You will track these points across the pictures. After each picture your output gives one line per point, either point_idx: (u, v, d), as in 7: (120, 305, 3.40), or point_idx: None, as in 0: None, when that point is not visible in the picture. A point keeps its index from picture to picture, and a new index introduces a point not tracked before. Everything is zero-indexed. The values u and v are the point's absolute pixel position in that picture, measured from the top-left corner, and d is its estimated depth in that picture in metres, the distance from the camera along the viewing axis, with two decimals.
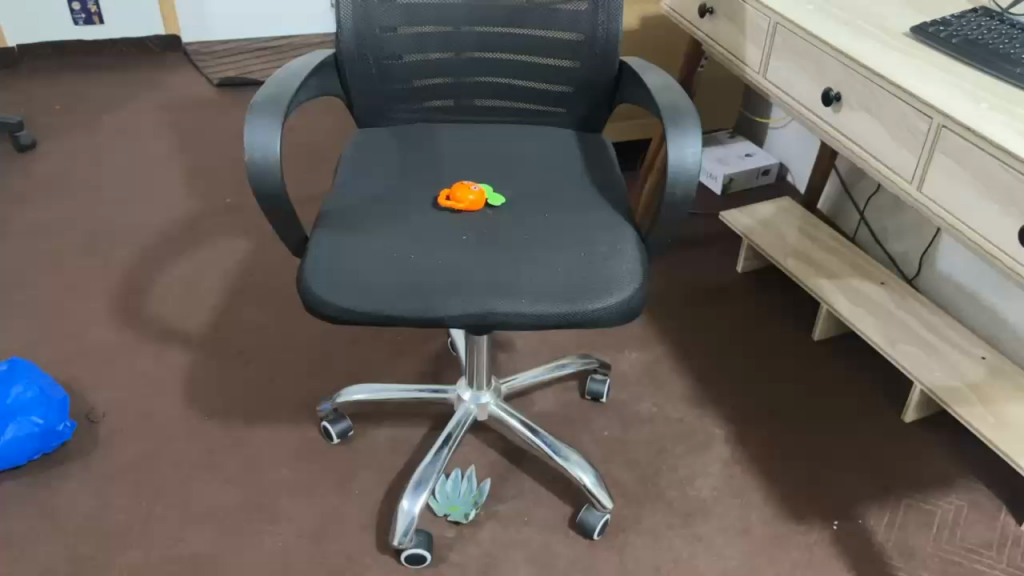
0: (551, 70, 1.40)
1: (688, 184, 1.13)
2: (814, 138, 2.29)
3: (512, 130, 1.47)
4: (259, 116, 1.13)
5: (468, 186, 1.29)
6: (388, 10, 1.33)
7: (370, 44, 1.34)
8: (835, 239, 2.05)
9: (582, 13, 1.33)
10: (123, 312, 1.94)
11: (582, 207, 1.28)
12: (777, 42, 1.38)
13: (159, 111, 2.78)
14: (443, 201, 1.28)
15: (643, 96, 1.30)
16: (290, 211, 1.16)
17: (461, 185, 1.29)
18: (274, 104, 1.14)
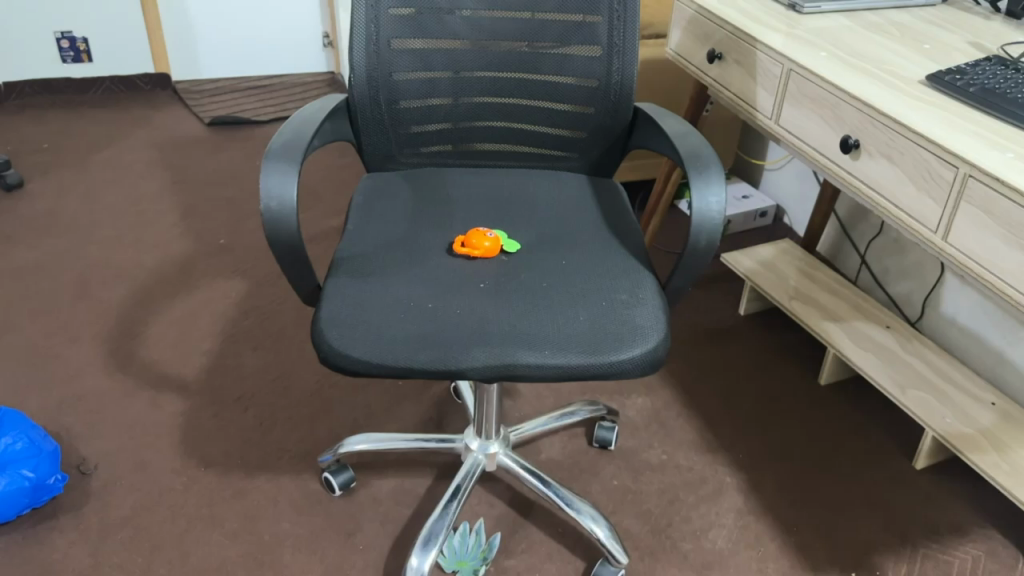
0: (564, 116, 1.38)
1: (712, 232, 1.12)
2: (812, 179, 2.30)
3: (523, 175, 1.44)
4: (275, 163, 1.10)
5: (483, 233, 1.26)
6: (400, 56, 1.31)
7: (381, 89, 1.32)
8: (837, 282, 2.05)
9: (597, 58, 1.32)
10: (115, 357, 1.89)
11: (601, 254, 1.25)
12: (791, 89, 1.38)
13: (149, 150, 2.74)
14: (458, 248, 1.25)
15: (660, 142, 1.29)
16: (304, 259, 1.12)
17: (476, 232, 1.26)
18: (289, 151, 1.11)
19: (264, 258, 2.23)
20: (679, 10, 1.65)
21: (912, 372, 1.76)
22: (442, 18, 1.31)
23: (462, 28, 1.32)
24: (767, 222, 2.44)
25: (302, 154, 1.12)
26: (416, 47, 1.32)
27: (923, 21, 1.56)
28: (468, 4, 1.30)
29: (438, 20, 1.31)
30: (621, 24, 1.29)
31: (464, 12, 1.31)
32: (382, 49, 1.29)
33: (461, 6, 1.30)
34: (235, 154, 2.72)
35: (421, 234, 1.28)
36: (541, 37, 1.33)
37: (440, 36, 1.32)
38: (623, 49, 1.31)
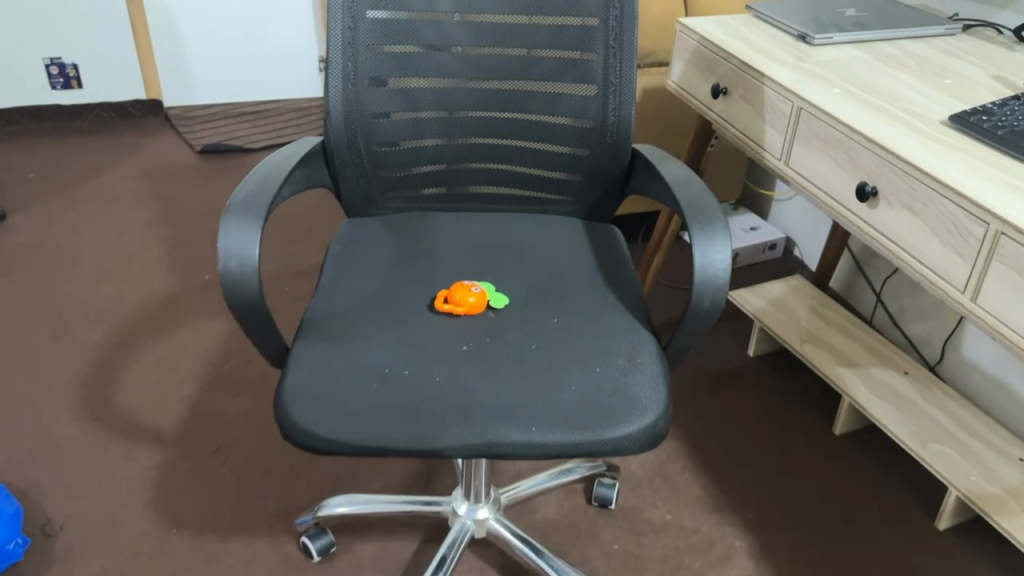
0: (557, 158, 1.29)
1: (716, 292, 1.02)
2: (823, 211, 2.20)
3: (514, 220, 1.35)
4: (236, 218, 1.00)
5: (467, 286, 1.16)
6: (381, 95, 1.23)
7: (360, 131, 1.23)
8: (851, 321, 1.94)
9: (591, 97, 1.23)
10: (89, 404, 1.79)
11: (595, 312, 1.15)
12: (802, 129, 1.28)
13: (138, 178, 2.66)
14: (440, 305, 1.15)
15: (659, 188, 1.19)
16: (269, 321, 1.03)
17: (459, 286, 1.16)
18: (253, 204, 1.02)
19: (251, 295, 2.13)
20: (682, 40, 1.56)
21: (933, 424, 1.65)
22: (426, 55, 1.23)
23: (447, 65, 1.24)
24: (776, 255, 2.34)
25: (266, 207, 1.03)
26: (398, 85, 1.23)
27: (942, 52, 1.46)
28: (453, 40, 1.22)
29: (421, 56, 1.23)
30: (616, 61, 1.20)
31: (449, 48, 1.23)
32: (360, 88, 1.21)
33: (445, 42, 1.22)
34: (225, 183, 2.63)
35: (401, 288, 1.18)
36: (531, 75, 1.24)
37: (424, 73, 1.24)
38: (619, 88, 1.22)
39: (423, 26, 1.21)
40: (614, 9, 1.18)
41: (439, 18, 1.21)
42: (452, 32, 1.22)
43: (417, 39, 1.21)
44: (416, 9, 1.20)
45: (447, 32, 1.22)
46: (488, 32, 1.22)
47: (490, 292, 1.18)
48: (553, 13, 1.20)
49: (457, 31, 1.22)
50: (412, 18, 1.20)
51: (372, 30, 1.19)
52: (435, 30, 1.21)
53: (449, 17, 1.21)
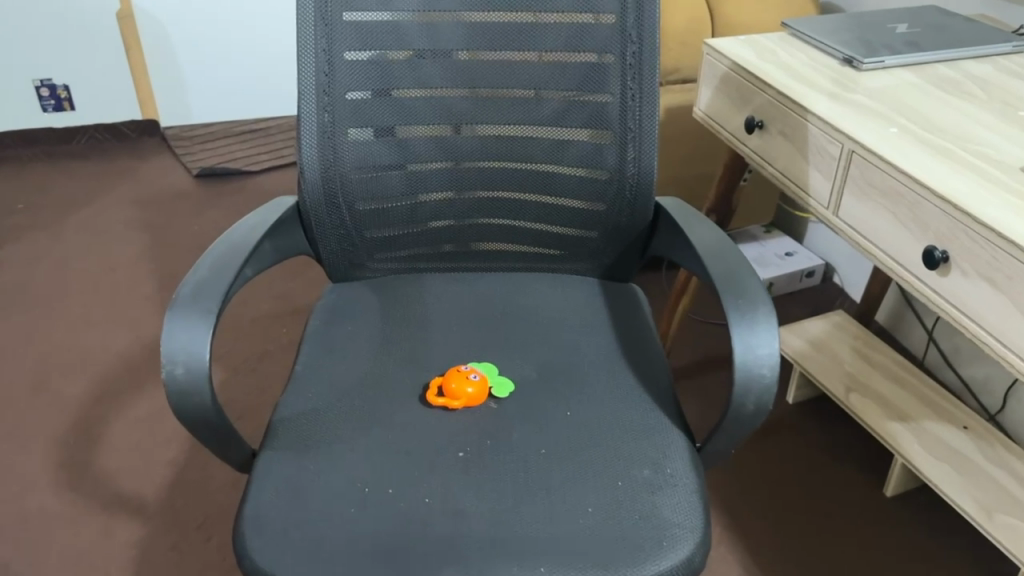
0: (570, 213, 1.12)
1: (762, 394, 0.84)
2: None
3: (521, 280, 1.18)
4: (184, 314, 0.85)
5: (465, 372, 0.99)
6: (364, 146, 1.06)
7: (342, 188, 1.07)
8: (901, 364, 1.75)
9: (606, 146, 1.06)
10: (66, 469, 1.65)
11: (614, 401, 0.98)
12: (855, 175, 1.10)
13: (131, 206, 2.51)
14: (437, 398, 0.97)
15: (687, 252, 1.02)
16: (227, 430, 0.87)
17: (453, 372, 1.00)
18: (205, 294, 0.86)
19: (245, 338, 1.98)
20: (709, 65, 1.38)
21: (999, 489, 1.46)
22: (417, 99, 1.06)
23: (441, 109, 1.07)
24: (814, 283, 2.15)
25: (222, 297, 0.87)
26: (383, 134, 1.07)
27: (1012, 76, 1.27)
28: (448, 80, 1.06)
29: (411, 100, 1.06)
30: (636, 104, 1.03)
31: (443, 90, 1.06)
32: (340, 140, 1.05)
33: (439, 83, 1.06)
34: (223, 211, 2.49)
35: (389, 373, 1.01)
36: (538, 120, 1.07)
37: (415, 120, 1.07)
38: (640, 134, 1.04)
39: (412, 65, 1.04)
40: (633, 43, 1.01)
41: (430, 56, 1.04)
42: (446, 72, 1.05)
43: (405, 81, 1.05)
44: (404, 47, 1.03)
45: (440, 72, 1.05)
46: (488, 71, 1.05)
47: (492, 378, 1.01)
48: (563, 48, 1.03)
49: (452, 71, 1.05)
50: (400, 57, 1.03)
51: (352, 73, 1.02)
52: (426, 70, 1.05)
53: (442, 54, 1.04)
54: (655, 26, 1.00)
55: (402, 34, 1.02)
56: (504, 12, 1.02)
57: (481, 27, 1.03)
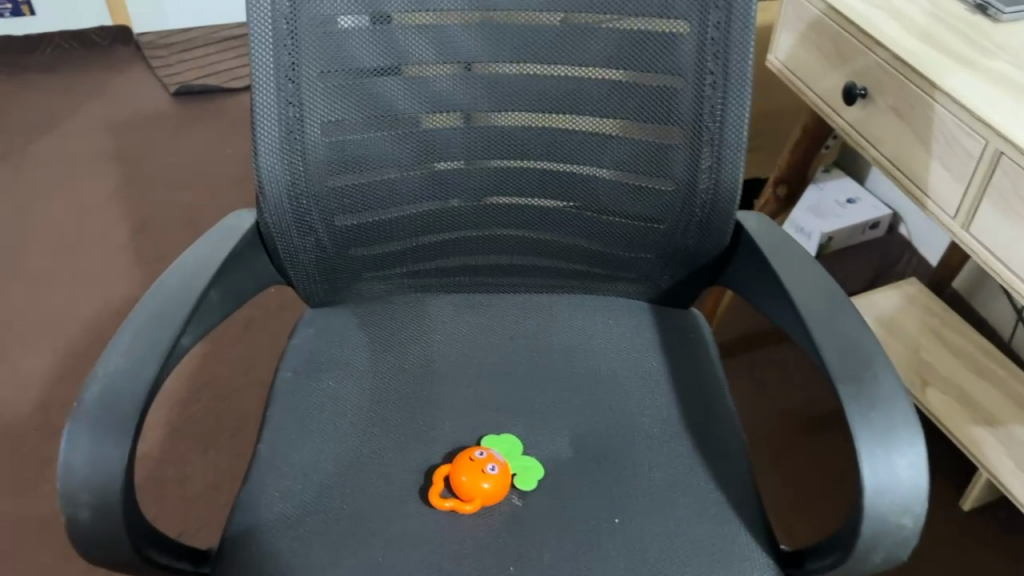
0: (618, 228, 0.85)
1: (896, 544, 0.60)
2: None
3: (552, 307, 0.91)
4: (97, 419, 0.61)
5: (477, 465, 0.75)
6: (346, 142, 0.79)
7: (315, 199, 0.80)
8: (985, 350, 1.50)
9: (672, 149, 0.78)
10: (27, 464, 1.45)
11: (676, 507, 0.75)
12: (1002, 184, 0.83)
13: (100, 131, 2.22)
14: (443, 497, 0.74)
15: (776, 300, 0.76)
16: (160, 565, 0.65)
17: (459, 462, 0.76)
18: (126, 389, 0.63)
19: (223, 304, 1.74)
20: (795, 3, 1.07)
21: None
22: (417, 78, 0.77)
23: (449, 92, 0.78)
24: (878, 235, 1.88)
25: (143, 398, 0.63)
26: (371, 125, 0.79)
27: None
28: (459, 55, 0.76)
29: (407, 83, 0.77)
30: (717, 95, 0.75)
31: (452, 68, 0.77)
32: (311, 135, 0.77)
33: (447, 57, 0.76)
34: (204, 138, 2.20)
35: (382, 456, 0.78)
36: (582, 108, 0.79)
37: (414, 105, 0.78)
38: (719, 134, 0.76)
39: (409, 33, 0.74)
40: (717, 10, 0.71)
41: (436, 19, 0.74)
42: (456, 42, 0.76)
43: (400, 53, 0.75)
44: (397, 10, 0.73)
45: (449, 43, 0.75)
46: (515, 40, 0.75)
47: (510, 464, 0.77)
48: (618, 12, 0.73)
49: (465, 40, 0.76)
50: (392, 22, 0.74)
51: (325, 47, 0.74)
52: (429, 40, 0.75)
53: (451, 17, 0.74)
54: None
55: None
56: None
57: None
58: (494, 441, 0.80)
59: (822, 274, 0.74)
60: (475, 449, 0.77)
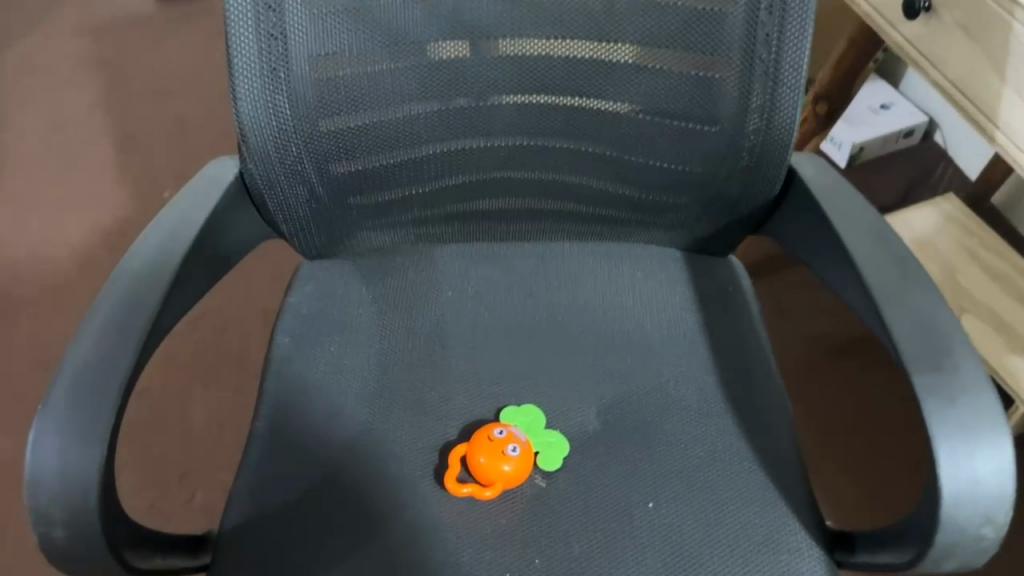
0: (651, 172, 0.75)
1: (972, 552, 0.54)
2: None
3: (575, 257, 0.82)
4: (67, 419, 0.54)
5: (498, 446, 0.68)
6: (339, 77, 0.68)
7: (306, 144, 0.70)
8: None
9: (717, 82, 0.68)
10: (21, 399, 1.40)
11: (716, 489, 0.68)
12: None
13: (78, 35, 2.07)
14: (461, 483, 0.67)
15: (832, 258, 0.67)
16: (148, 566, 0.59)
17: (478, 442, 0.69)
18: (99, 382, 0.55)
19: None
20: None
21: None
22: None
23: (458, 15, 0.67)
24: (912, 143, 1.76)
25: (116, 397, 0.55)
26: (368, 55, 0.68)
27: None
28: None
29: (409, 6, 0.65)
30: (774, 21, 0.63)
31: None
32: (298, 70, 0.66)
33: None
34: (189, 42, 2.05)
35: (393, 436, 0.71)
36: (614, 34, 0.67)
37: (418, 31, 0.67)
38: (773, 66, 0.65)
39: None
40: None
41: None
42: None
43: None
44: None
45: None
46: None
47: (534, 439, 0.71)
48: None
49: None
50: None
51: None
52: None
53: None
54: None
55: None
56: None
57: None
58: (512, 414, 0.72)
59: (890, 235, 0.65)
60: (495, 426, 0.70)
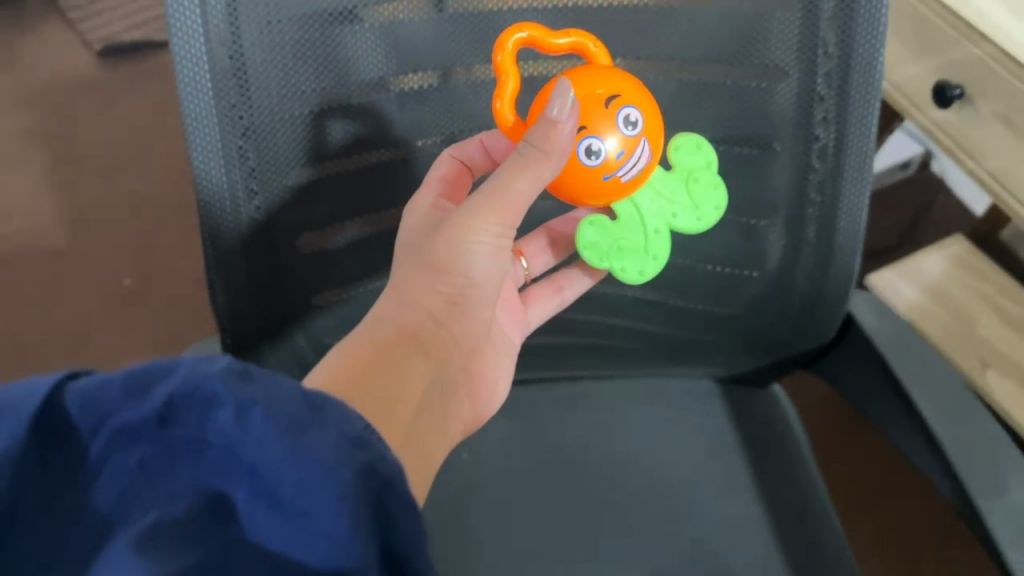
0: (692, 317, 0.68)
1: None
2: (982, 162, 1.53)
3: (605, 406, 0.76)
4: None
5: (604, 125, 0.49)
6: (327, 219, 0.59)
7: (296, 308, 0.61)
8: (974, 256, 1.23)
9: (766, 229, 0.60)
10: None
11: None
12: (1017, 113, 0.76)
13: (16, 109, 1.94)
14: (560, 43, 0.50)
15: (887, 404, 0.60)
16: None
17: (610, 69, 0.51)
18: None
19: (182, 298, 1.59)
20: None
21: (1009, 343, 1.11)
22: (400, 103, 0.56)
23: (441, 110, 0.58)
24: (909, 174, 1.70)
25: None
26: (346, 181, 0.58)
27: None
28: (439, 65, 0.55)
29: (373, 126, 0.56)
30: (830, 137, 0.55)
31: (424, 77, 0.55)
32: (283, 238, 0.57)
33: (417, 61, 0.54)
34: (138, 111, 1.93)
35: None
36: None
37: (400, 135, 0.57)
38: (830, 218, 0.58)
39: (364, 40, 0.52)
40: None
41: (364, 17, 0.51)
42: (437, 38, 0.54)
43: (374, 67, 0.53)
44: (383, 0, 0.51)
45: (432, 57, 0.54)
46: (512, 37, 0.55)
47: (637, 196, 0.54)
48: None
49: (452, 35, 0.54)
50: (350, 23, 0.51)
51: (275, 55, 0.50)
52: (388, 46, 0.53)
53: (417, 8, 0.52)
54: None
55: None
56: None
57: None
58: (683, 144, 0.54)
59: (965, 405, 0.56)
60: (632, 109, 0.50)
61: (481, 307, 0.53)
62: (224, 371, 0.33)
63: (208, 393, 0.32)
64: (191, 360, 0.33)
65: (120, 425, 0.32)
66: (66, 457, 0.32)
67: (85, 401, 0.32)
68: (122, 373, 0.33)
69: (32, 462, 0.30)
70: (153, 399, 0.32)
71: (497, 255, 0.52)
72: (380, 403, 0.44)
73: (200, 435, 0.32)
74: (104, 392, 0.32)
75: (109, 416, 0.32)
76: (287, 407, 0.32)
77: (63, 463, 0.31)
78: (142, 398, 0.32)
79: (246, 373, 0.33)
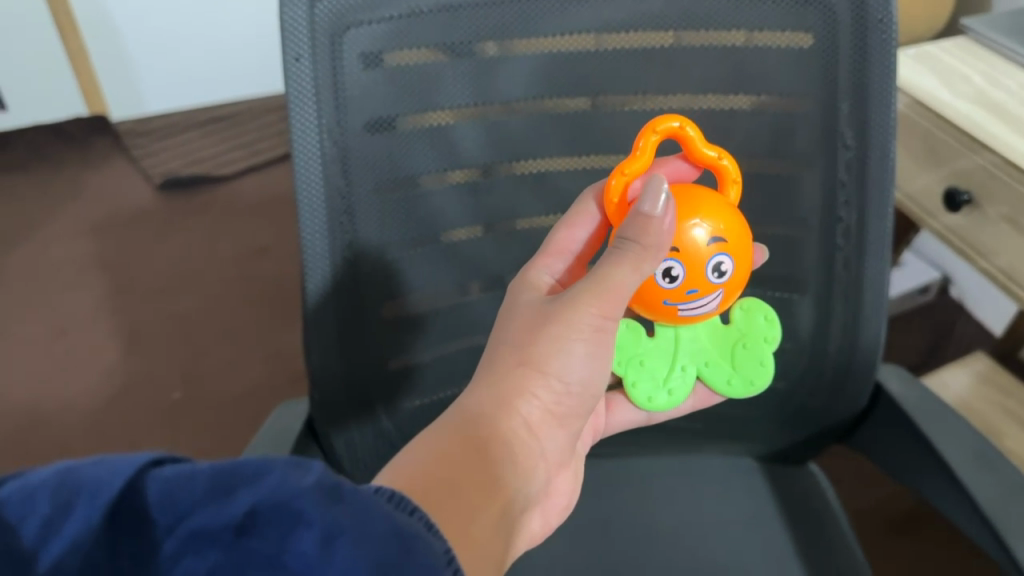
0: None
1: None
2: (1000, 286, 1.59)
3: (651, 483, 0.80)
4: None
5: (696, 269, 0.55)
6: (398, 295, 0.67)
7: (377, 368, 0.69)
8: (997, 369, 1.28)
9: (798, 303, 0.68)
10: None
11: None
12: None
13: (81, 237, 2.08)
14: (707, 153, 0.56)
15: (916, 465, 0.65)
16: None
17: (739, 219, 0.56)
18: None
19: (227, 410, 1.65)
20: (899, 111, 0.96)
21: None
22: (447, 194, 0.64)
23: (485, 200, 0.65)
24: (930, 298, 1.77)
25: None
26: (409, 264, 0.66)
27: None
28: (481, 162, 0.63)
29: (430, 214, 0.64)
30: (852, 218, 0.62)
31: (469, 171, 0.64)
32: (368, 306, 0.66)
33: (461, 159, 0.63)
34: (191, 240, 2.06)
35: None
36: None
37: (451, 223, 0.65)
38: (855, 294, 0.65)
39: (411, 143, 0.61)
40: (847, 100, 0.59)
41: (412, 123, 0.60)
42: (478, 141, 0.62)
43: (423, 165, 0.62)
44: (429, 108, 0.60)
45: (476, 157, 0.63)
46: (570, 132, 0.63)
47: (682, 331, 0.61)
48: (720, 92, 0.61)
49: (487, 139, 0.63)
50: (395, 128, 0.60)
51: (342, 156, 0.59)
52: (432, 147, 0.61)
53: (451, 115, 0.61)
54: (893, 62, 0.57)
55: (380, 97, 0.59)
56: (594, 31, 0.59)
57: (552, 56, 0.60)
58: (755, 312, 0.63)
59: (992, 463, 0.61)
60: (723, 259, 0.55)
61: (565, 416, 0.56)
62: (319, 482, 0.34)
63: (297, 502, 0.33)
64: (285, 462, 0.35)
65: (196, 528, 0.33)
66: (138, 546, 0.32)
67: (167, 494, 0.33)
68: (208, 468, 0.34)
69: (102, 550, 0.31)
70: (235, 506, 0.33)
71: (594, 355, 0.55)
72: (467, 505, 0.46)
73: (274, 555, 0.32)
74: (187, 483, 0.33)
75: (187, 514, 0.33)
76: (375, 539, 0.34)
77: (133, 553, 0.32)
78: (223, 501, 0.33)
79: (340, 490, 0.35)
